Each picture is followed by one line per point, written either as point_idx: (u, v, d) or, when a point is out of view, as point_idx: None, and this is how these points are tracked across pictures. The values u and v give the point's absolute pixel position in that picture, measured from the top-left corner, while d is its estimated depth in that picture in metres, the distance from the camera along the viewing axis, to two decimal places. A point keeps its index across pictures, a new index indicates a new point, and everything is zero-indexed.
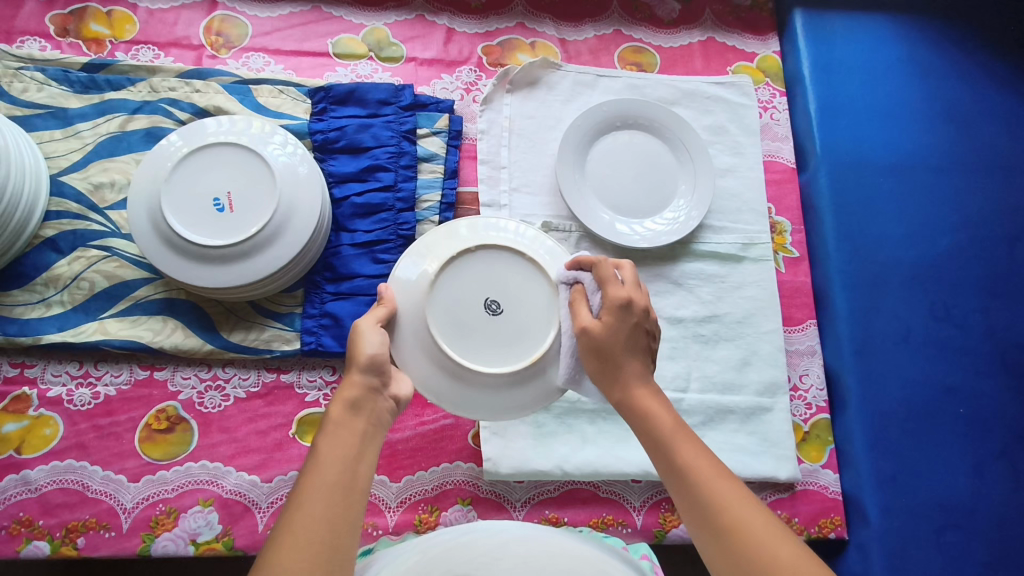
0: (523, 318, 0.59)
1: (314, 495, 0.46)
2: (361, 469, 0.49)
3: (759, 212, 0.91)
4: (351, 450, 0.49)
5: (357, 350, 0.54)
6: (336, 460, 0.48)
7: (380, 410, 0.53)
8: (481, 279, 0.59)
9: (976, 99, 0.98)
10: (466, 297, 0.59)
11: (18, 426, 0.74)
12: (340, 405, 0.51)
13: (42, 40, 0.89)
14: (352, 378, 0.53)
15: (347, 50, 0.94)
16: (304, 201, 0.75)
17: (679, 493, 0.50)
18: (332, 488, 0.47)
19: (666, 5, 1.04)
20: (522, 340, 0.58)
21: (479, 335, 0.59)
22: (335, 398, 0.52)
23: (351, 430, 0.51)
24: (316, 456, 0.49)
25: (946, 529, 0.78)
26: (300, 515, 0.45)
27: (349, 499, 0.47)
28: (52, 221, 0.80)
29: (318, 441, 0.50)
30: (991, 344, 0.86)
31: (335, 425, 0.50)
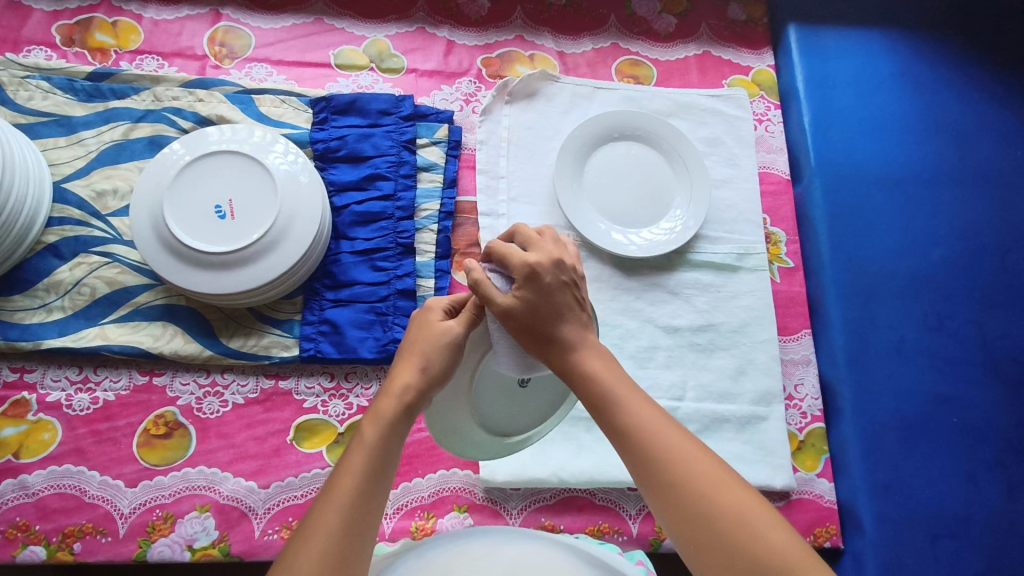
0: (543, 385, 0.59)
1: (348, 495, 0.47)
2: (391, 474, 0.50)
3: (754, 223, 0.92)
4: (389, 456, 0.50)
5: (433, 354, 0.51)
6: (370, 463, 0.49)
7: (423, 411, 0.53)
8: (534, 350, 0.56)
9: (968, 113, 1.00)
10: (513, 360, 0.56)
11: (17, 430, 0.74)
12: (393, 404, 0.51)
13: (48, 49, 0.90)
14: (411, 369, 0.51)
15: (348, 62, 0.95)
16: (305, 211, 0.76)
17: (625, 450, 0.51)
18: (365, 490, 0.48)
19: (663, 20, 1.05)
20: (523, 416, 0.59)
21: (501, 399, 0.57)
22: (387, 391, 0.51)
23: (394, 434, 0.50)
24: (355, 450, 0.49)
25: (941, 538, 0.78)
26: (330, 513, 0.46)
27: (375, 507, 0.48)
28: (54, 227, 0.81)
29: (357, 435, 0.50)
30: (984, 354, 0.87)
31: (381, 426, 0.50)
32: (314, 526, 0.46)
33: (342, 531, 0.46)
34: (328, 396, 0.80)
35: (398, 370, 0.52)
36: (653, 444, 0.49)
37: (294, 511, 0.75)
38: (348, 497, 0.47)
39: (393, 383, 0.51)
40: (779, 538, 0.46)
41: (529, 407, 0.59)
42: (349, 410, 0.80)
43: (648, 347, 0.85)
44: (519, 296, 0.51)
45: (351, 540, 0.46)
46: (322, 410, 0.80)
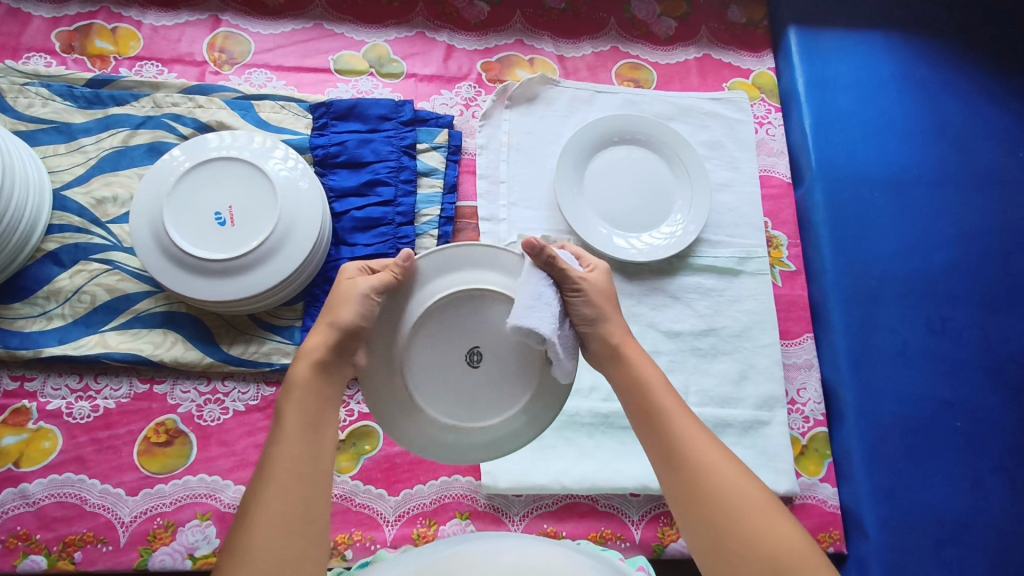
0: (497, 382, 0.56)
1: (286, 464, 0.48)
2: (326, 434, 0.51)
3: (756, 227, 0.92)
4: (316, 415, 0.51)
5: (341, 311, 0.53)
6: (300, 427, 0.50)
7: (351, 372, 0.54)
8: (482, 327, 0.55)
9: (969, 114, 1.00)
10: (456, 333, 0.55)
11: (17, 439, 0.74)
12: (305, 368, 0.52)
13: (47, 56, 0.90)
14: (323, 334, 0.53)
15: (348, 67, 0.95)
16: (305, 216, 0.76)
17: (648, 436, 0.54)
18: (302, 453, 0.49)
19: (663, 23, 1.05)
20: (473, 405, 0.56)
21: (448, 379, 0.56)
22: (300, 361, 0.53)
23: (313, 396, 0.52)
24: (282, 423, 0.50)
25: (945, 543, 0.78)
26: (273, 486, 0.47)
27: (318, 463, 0.49)
28: (54, 234, 0.81)
29: (282, 405, 0.51)
30: (987, 357, 0.87)
31: (300, 391, 0.51)
32: (256, 503, 0.46)
33: (289, 497, 0.46)
34: None
35: (305, 342, 0.54)
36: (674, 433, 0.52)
37: None
38: (288, 465, 0.48)
39: (303, 353, 0.53)
40: (787, 537, 0.46)
41: (479, 404, 0.56)
42: (350, 416, 0.79)
43: (650, 352, 0.85)
44: (589, 278, 0.55)
45: (300, 503, 0.47)
46: None
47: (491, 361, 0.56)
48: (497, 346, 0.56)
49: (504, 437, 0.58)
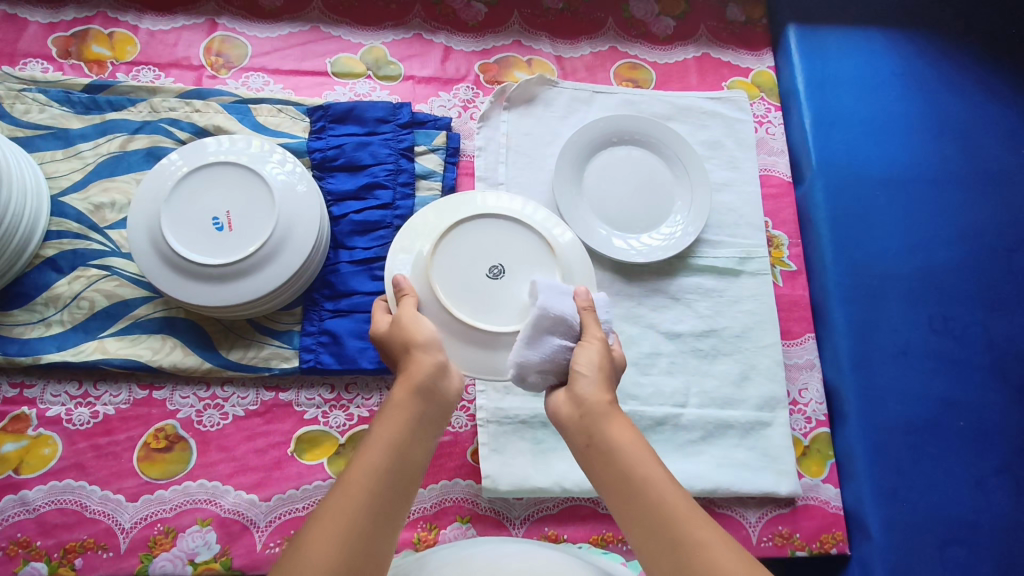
0: (511, 299, 0.62)
1: (369, 473, 0.47)
2: (416, 455, 0.50)
3: (756, 226, 0.92)
4: (407, 435, 0.50)
5: (415, 333, 0.56)
6: (390, 439, 0.50)
7: (445, 394, 0.54)
8: (486, 245, 0.64)
9: (972, 112, 0.99)
10: (471, 264, 0.63)
11: (17, 446, 0.74)
12: (404, 390, 0.52)
13: (44, 62, 0.90)
14: (422, 359, 0.54)
15: (345, 69, 0.95)
16: (303, 221, 0.75)
17: (625, 509, 0.48)
18: (387, 469, 0.48)
19: (661, 22, 1.05)
20: (523, 302, 0.62)
21: (489, 297, 0.62)
22: (403, 380, 0.53)
23: (408, 412, 0.51)
24: (373, 430, 0.51)
25: (948, 544, 0.77)
26: (348, 488, 0.47)
27: (399, 486, 0.48)
28: (53, 240, 0.80)
29: (375, 420, 0.52)
30: (990, 355, 0.86)
31: (395, 406, 0.51)
32: (331, 499, 0.47)
33: (364, 513, 0.46)
34: (328, 408, 0.80)
35: (413, 360, 0.54)
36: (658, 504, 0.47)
37: (295, 524, 0.74)
38: (370, 473, 0.48)
39: (407, 374, 0.54)
40: None
41: (487, 313, 0.62)
42: (350, 421, 0.80)
43: (651, 353, 0.85)
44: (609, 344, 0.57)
45: (374, 521, 0.46)
46: (322, 422, 0.79)
47: (509, 281, 0.63)
48: (522, 271, 0.63)
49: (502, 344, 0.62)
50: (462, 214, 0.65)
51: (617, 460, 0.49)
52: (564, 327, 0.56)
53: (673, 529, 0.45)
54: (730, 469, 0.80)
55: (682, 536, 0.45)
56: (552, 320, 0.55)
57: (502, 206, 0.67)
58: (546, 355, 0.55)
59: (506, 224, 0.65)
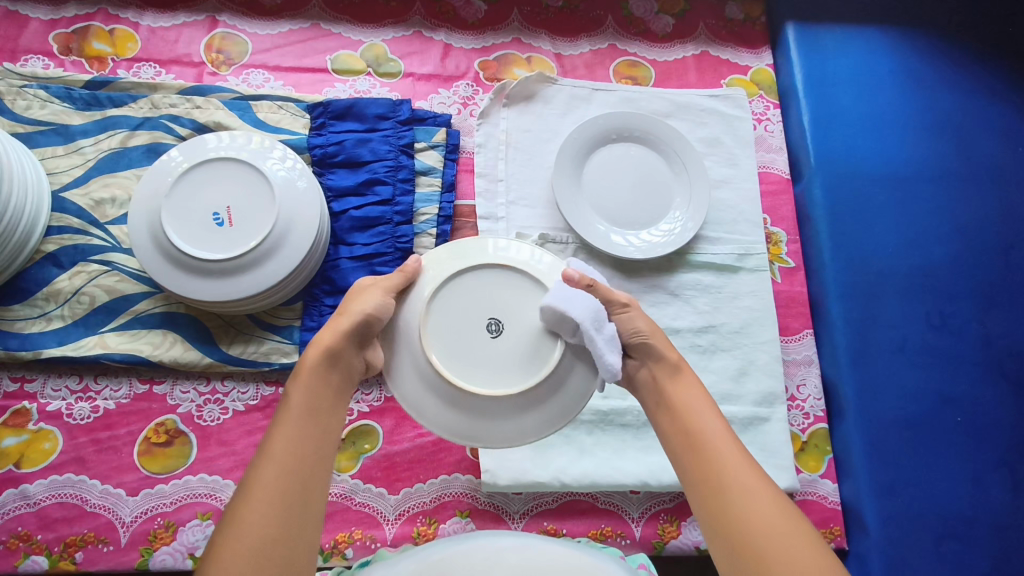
0: (523, 351, 0.55)
1: (288, 441, 0.51)
2: (330, 421, 0.54)
3: (755, 223, 0.92)
4: (320, 402, 0.54)
5: (356, 302, 0.56)
6: (304, 412, 0.52)
7: (355, 365, 0.57)
8: (476, 303, 0.57)
9: (969, 109, 0.99)
10: (466, 329, 0.56)
11: (17, 440, 0.74)
12: (313, 357, 0.55)
13: (45, 58, 0.90)
14: (340, 326, 0.55)
15: (345, 66, 0.95)
16: (303, 216, 0.76)
17: (684, 454, 0.55)
18: (305, 436, 0.51)
19: (660, 20, 1.05)
20: (534, 354, 0.55)
21: (496, 361, 0.55)
22: (313, 346, 0.56)
23: (319, 383, 0.54)
24: (287, 405, 0.53)
25: (946, 539, 0.78)
26: (270, 459, 0.49)
27: (318, 450, 0.52)
28: (53, 236, 0.81)
29: (288, 389, 0.54)
30: (987, 352, 0.87)
31: (307, 375, 0.54)
32: (254, 480, 0.48)
33: (287, 480, 0.49)
34: None
35: (320, 331, 0.56)
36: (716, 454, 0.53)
37: None
38: (291, 447, 0.50)
39: (316, 342, 0.56)
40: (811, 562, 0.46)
41: (502, 376, 0.55)
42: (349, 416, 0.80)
43: None
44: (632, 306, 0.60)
45: (298, 485, 0.49)
46: None
47: (514, 332, 0.56)
48: (520, 319, 0.56)
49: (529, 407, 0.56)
50: (441, 277, 0.57)
51: (679, 415, 0.56)
52: (603, 313, 0.55)
53: (722, 476, 0.52)
54: None
55: (729, 482, 0.51)
56: (595, 319, 0.54)
57: (473, 251, 0.59)
58: (614, 346, 0.55)
59: (485, 272, 0.57)
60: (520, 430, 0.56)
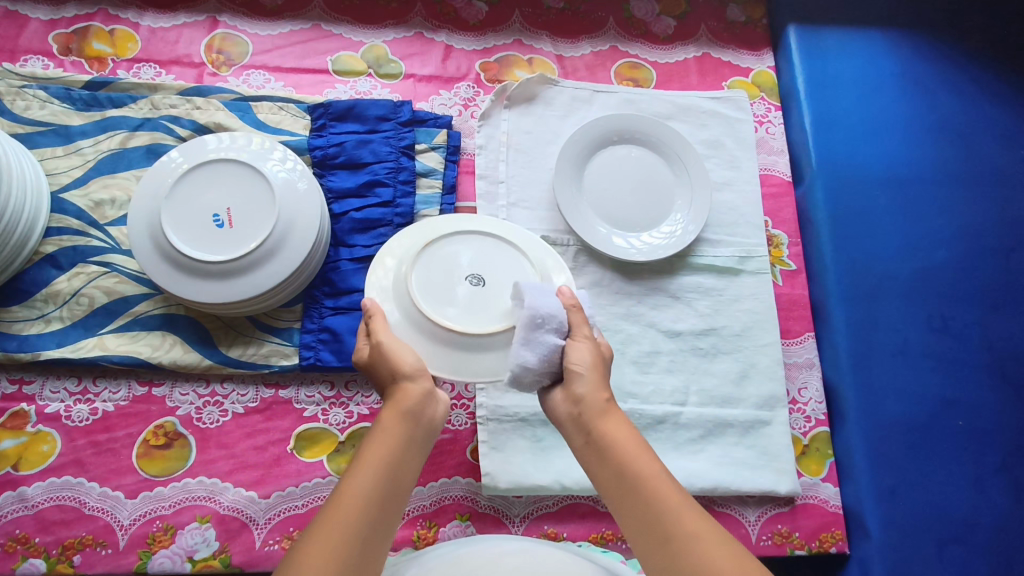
0: (500, 291, 0.62)
1: (358, 496, 0.46)
2: (405, 481, 0.50)
3: (756, 226, 0.92)
4: (398, 463, 0.50)
5: (400, 358, 0.55)
6: (379, 467, 0.49)
7: (428, 420, 0.54)
8: (455, 257, 0.64)
9: (971, 112, 0.99)
10: (449, 279, 0.62)
11: (16, 442, 0.74)
12: (394, 415, 0.52)
13: (45, 58, 0.90)
14: (419, 384, 0.54)
15: (346, 67, 0.95)
16: (303, 218, 0.75)
17: (622, 501, 0.49)
18: (376, 496, 0.47)
19: (661, 22, 1.05)
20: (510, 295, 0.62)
21: (476, 302, 0.62)
22: (392, 403, 0.53)
23: (397, 436, 0.51)
24: (360, 457, 0.49)
25: (947, 543, 0.77)
26: (338, 515, 0.45)
27: (385, 516, 0.47)
28: (52, 237, 0.80)
29: (364, 442, 0.51)
30: (989, 355, 0.87)
31: (385, 430, 0.51)
32: (318, 533, 0.44)
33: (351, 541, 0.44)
34: (328, 405, 0.80)
35: (402, 387, 0.54)
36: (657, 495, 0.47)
37: (294, 521, 0.74)
38: (359, 502, 0.46)
39: (397, 399, 0.53)
40: None
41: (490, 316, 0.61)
42: (349, 418, 0.80)
43: (651, 351, 0.85)
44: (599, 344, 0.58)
45: (359, 551, 0.44)
46: (322, 419, 0.79)
47: (495, 280, 0.63)
48: (493, 268, 0.63)
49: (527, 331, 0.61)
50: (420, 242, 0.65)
51: (610, 455, 0.50)
52: (555, 323, 0.55)
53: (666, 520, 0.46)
54: (729, 467, 0.80)
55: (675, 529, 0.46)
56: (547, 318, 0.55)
57: (438, 224, 0.66)
58: (542, 353, 0.54)
59: (453, 233, 0.65)
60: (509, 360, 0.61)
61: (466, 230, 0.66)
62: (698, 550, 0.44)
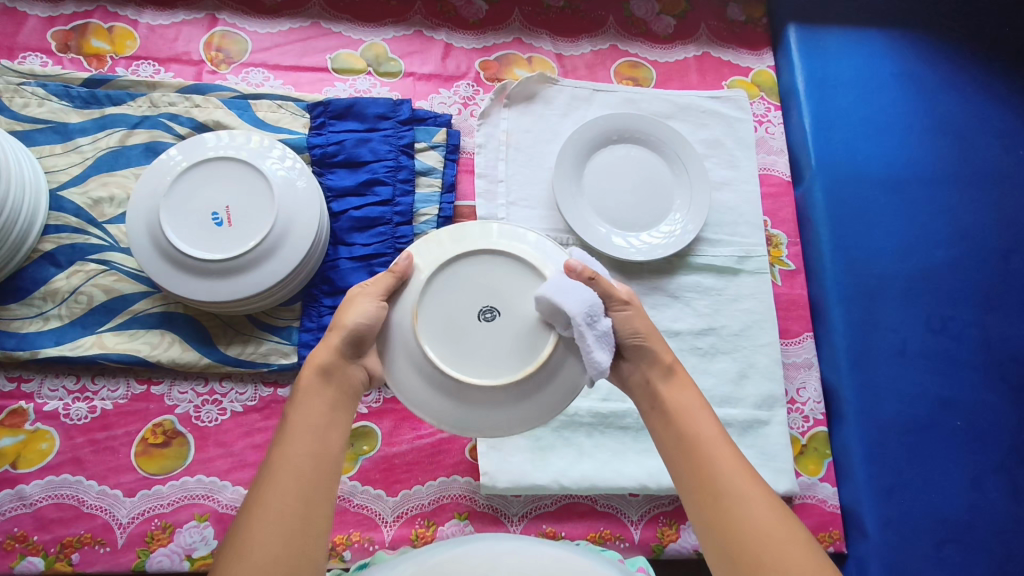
0: (521, 326, 0.55)
1: (289, 459, 0.51)
2: (332, 436, 0.54)
3: (756, 226, 0.92)
4: (320, 416, 0.55)
5: (346, 317, 0.56)
6: (302, 433, 0.53)
7: (352, 377, 0.57)
8: (464, 295, 0.56)
9: (970, 113, 0.99)
10: (463, 323, 0.55)
11: (14, 440, 0.74)
12: (310, 376, 0.56)
13: (43, 56, 0.89)
14: (330, 342, 0.56)
15: (346, 65, 0.95)
16: (303, 216, 0.75)
17: (681, 459, 0.55)
18: (306, 452, 0.52)
19: (662, 21, 1.05)
20: (533, 329, 0.55)
21: (497, 346, 0.55)
22: (308, 364, 0.57)
23: (317, 396, 0.55)
24: (286, 425, 0.54)
25: (945, 543, 0.78)
26: (273, 482, 0.50)
27: (320, 466, 0.52)
28: (51, 235, 0.80)
29: (289, 410, 0.55)
30: (987, 355, 0.87)
31: (303, 394, 0.55)
32: (257, 503, 0.50)
33: (291, 501, 0.50)
34: None
35: (315, 349, 0.58)
36: (712, 459, 0.53)
37: None
38: (290, 463, 0.51)
39: (311, 360, 0.57)
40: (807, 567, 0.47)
41: (532, 344, 0.55)
42: None
43: None
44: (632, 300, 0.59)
45: (300, 504, 0.50)
46: None
47: (501, 302, 0.56)
48: (508, 300, 0.56)
49: (557, 371, 0.55)
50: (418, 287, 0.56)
51: (674, 418, 0.56)
52: (600, 309, 0.54)
53: (721, 481, 0.52)
54: None
55: (727, 486, 0.52)
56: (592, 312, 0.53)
57: (427, 263, 0.57)
58: (606, 343, 0.54)
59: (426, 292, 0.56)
60: (548, 405, 0.56)
61: (467, 258, 0.57)
62: (747, 511, 0.50)
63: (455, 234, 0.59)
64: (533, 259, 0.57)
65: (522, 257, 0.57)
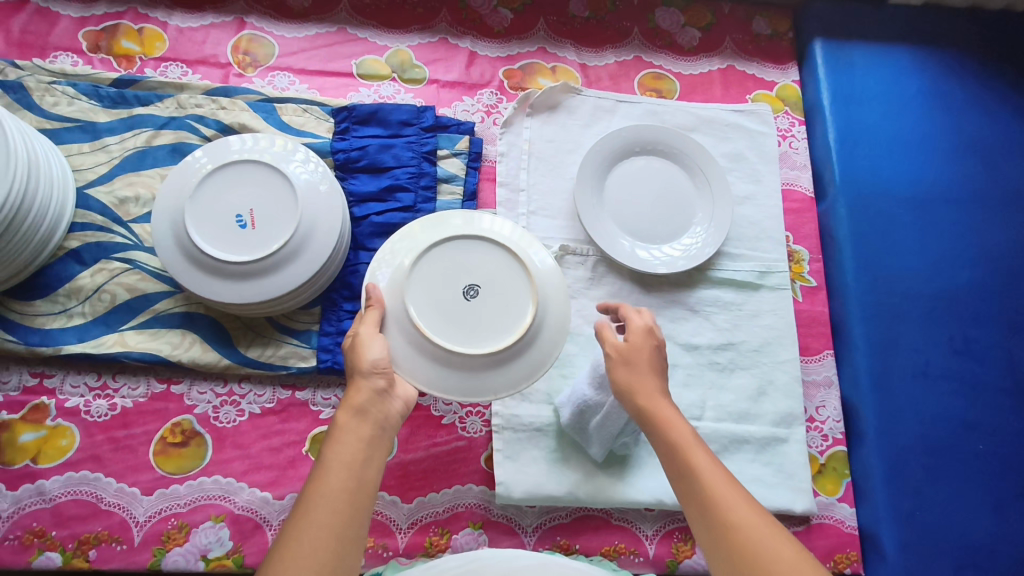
0: (498, 296, 0.63)
1: (325, 498, 0.50)
2: (368, 474, 0.53)
3: (777, 241, 0.91)
4: (359, 455, 0.53)
5: (362, 358, 0.57)
6: (339, 470, 0.51)
7: (389, 411, 0.56)
8: (444, 278, 0.63)
9: (997, 132, 0.98)
10: (449, 303, 0.62)
11: (35, 435, 0.74)
12: (349, 413, 0.55)
13: (74, 55, 0.91)
14: (362, 382, 0.56)
15: (370, 71, 0.95)
16: (325, 220, 0.76)
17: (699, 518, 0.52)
18: (343, 492, 0.50)
19: (687, 33, 1.05)
20: (510, 295, 0.63)
21: (482, 315, 0.62)
22: (343, 403, 0.56)
23: (354, 433, 0.54)
24: (324, 461, 0.52)
25: (965, 569, 0.76)
26: (307, 521, 0.49)
27: (356, 507, 0.51)
28: (77, 232, 0.81)
29: (325, 447, 0.53)
30: (1011, 380, 0.86)
31: (343, 431, 0.54)
32: (291, 543, 0.48)
33: (327, 542, 0.48)
34: None
35: (350, 388, 0.57)
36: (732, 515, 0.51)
37: None
38: (326, 502, 0.50)
39: (348, 398, 0.56)
40: None
41: (515, 306, 0.62)
42: None
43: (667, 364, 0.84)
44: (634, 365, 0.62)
45: (334, 544, 0.48)
46: None
47: (482, 278, 0.63)
48: (483, 275, 0.63)
49: (542, 328, 0.63)
50: (400, 280, 0.62)
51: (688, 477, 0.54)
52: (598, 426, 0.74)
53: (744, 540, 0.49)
54: (745, 484, 0.80)
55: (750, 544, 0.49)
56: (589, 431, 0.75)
57: (402, 257, 0.64)
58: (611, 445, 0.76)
59: (409, 281, 0.62)
60: (541, 357, 0.63)
61: (436, 244, 0.64)
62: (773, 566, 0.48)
63: (412, 233, 0.66)
64: (496, 237, 0.65)
65: (484, 235, 0.64)
